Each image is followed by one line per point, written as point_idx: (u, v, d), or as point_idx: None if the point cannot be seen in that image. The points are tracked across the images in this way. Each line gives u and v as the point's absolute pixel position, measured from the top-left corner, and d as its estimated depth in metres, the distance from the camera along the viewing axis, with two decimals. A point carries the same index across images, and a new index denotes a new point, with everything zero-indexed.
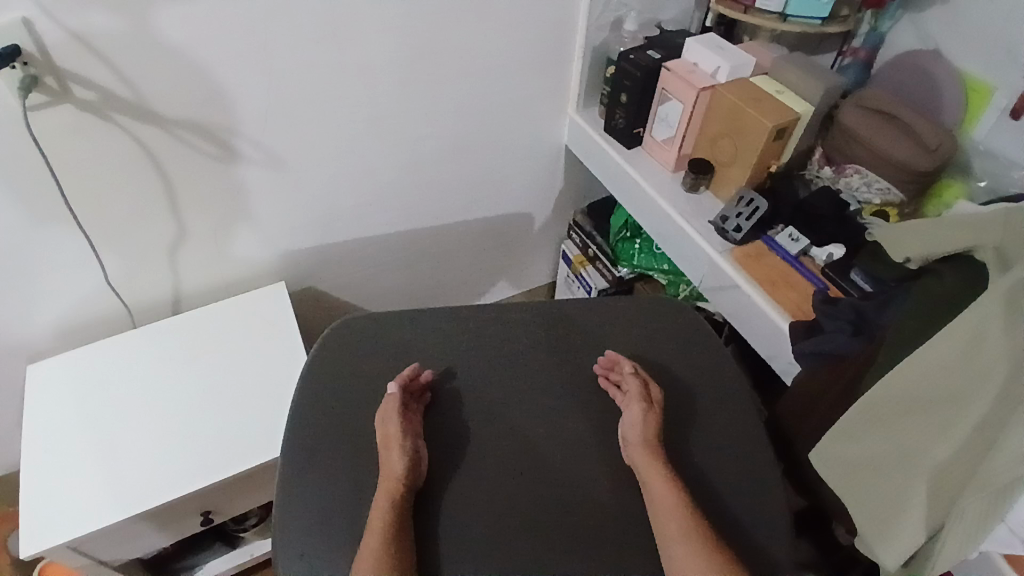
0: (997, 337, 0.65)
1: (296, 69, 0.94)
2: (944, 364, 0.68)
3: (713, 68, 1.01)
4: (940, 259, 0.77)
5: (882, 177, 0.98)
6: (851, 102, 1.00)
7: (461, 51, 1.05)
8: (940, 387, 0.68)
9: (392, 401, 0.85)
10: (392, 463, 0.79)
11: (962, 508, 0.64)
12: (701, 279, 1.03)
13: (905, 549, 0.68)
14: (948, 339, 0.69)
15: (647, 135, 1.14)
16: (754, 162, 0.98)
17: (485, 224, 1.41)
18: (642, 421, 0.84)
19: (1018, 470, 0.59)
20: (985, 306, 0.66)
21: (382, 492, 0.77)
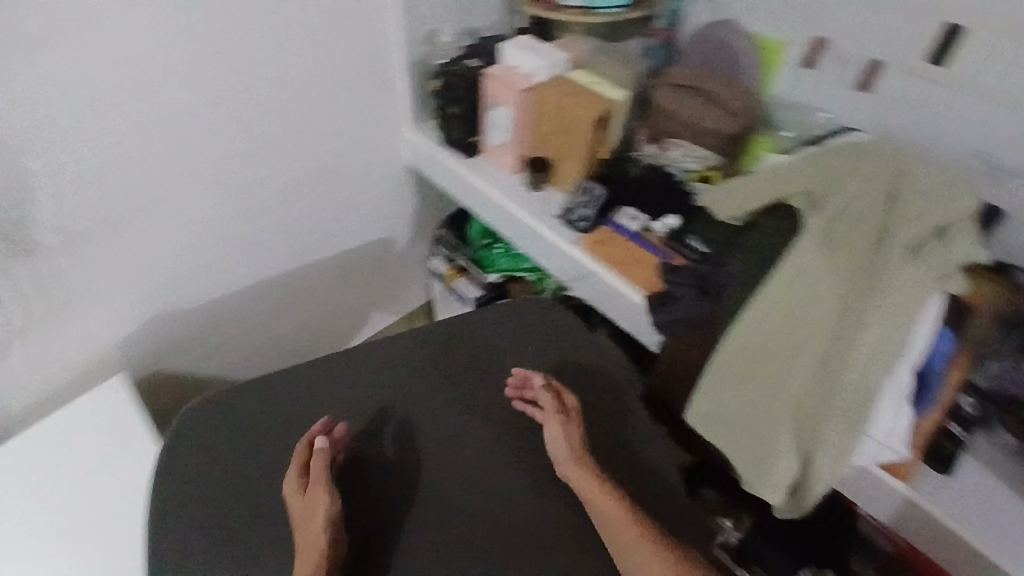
0: (823, 271, 0.73)
1: (91, 136, 0.90)
2: (784, 305, 0.75)
3: (531, 69, 1.04)
4: (758, 214, 0.84)
5: (699, 147, 1.04)
6: (660, 83, 1.06)
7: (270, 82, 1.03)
8: (786, 325, 0.75)
9: (317, 464, 0.79)
10: (315, 537, 0.74)
11: (826, 430, 0.72)
12: (562, 272, 1.06)
13: (784, 480, 0.74)
14: (781, 279, 0.75)
15: (484, 143, 1.15)
16: (585, 151, 1.02)
17: (347, 258, 1.37)
18: (566, 434, 0.84)
19: (864, 384, 0.70)
20: (807, 245, 0.74)
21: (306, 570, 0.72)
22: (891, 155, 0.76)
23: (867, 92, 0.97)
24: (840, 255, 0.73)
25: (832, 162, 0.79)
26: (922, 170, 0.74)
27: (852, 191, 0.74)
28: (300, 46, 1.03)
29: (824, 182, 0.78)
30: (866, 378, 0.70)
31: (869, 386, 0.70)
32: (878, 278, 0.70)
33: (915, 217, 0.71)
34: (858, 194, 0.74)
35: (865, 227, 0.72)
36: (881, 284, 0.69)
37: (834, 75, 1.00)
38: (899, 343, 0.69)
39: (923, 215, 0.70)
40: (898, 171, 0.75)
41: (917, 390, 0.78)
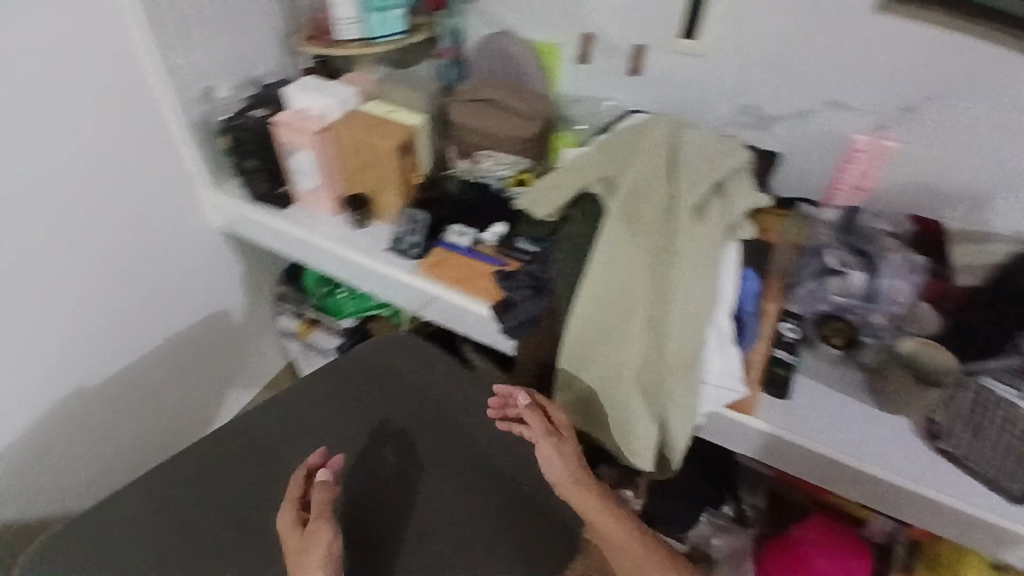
0: (630, 248, 0.79)
1: None
2: (607, 287, 0.81)
3: (323, 110, 1.02)
4: (568, 206, 0.89)
5: (506, 154, 1.07)
6: (453, 101, 1.08)
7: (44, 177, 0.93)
8: (614, 305, 0.81)
9: (320, 499, 0.76)
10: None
11: (669, 392, 0.78)
12: (407, 303, 1.04)
13: (648, 446, 0.81)
14: (598, 265, 0.81)
15: (292, 191, 1.11)
16: (397, 179, 1.01)
17: (181, 340, 1.26)
18: (561, 456, 0.80)
19: (688, 344, 0.77)
20: (613, 227, 0.80)
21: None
22: (663, 128, 0.84)
23: (637, 76, 1.06)
24: (640, 227, 0.80)
25: (618, 145, 0.87)
26: (690, 137, 0.83)
27: (637, 167, 0.82)
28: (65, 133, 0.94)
29: (615, 167, 0.84)
30: (690, 338, 0.77)
31: (694, 345, 0.77)
32: (674, 239, 0.77)
33: (692, 180, 0.79)
34: (642, 169, 0.82)
35: (654, 197, 0.80)
36: (678, 245, 0.77)
37: (606, 67, 1.08)
38: (706, 294, 0.77)
39: (697, 176, 0.79)
40: (669, 142, 0.83)
41: (741, 330, 0.85)
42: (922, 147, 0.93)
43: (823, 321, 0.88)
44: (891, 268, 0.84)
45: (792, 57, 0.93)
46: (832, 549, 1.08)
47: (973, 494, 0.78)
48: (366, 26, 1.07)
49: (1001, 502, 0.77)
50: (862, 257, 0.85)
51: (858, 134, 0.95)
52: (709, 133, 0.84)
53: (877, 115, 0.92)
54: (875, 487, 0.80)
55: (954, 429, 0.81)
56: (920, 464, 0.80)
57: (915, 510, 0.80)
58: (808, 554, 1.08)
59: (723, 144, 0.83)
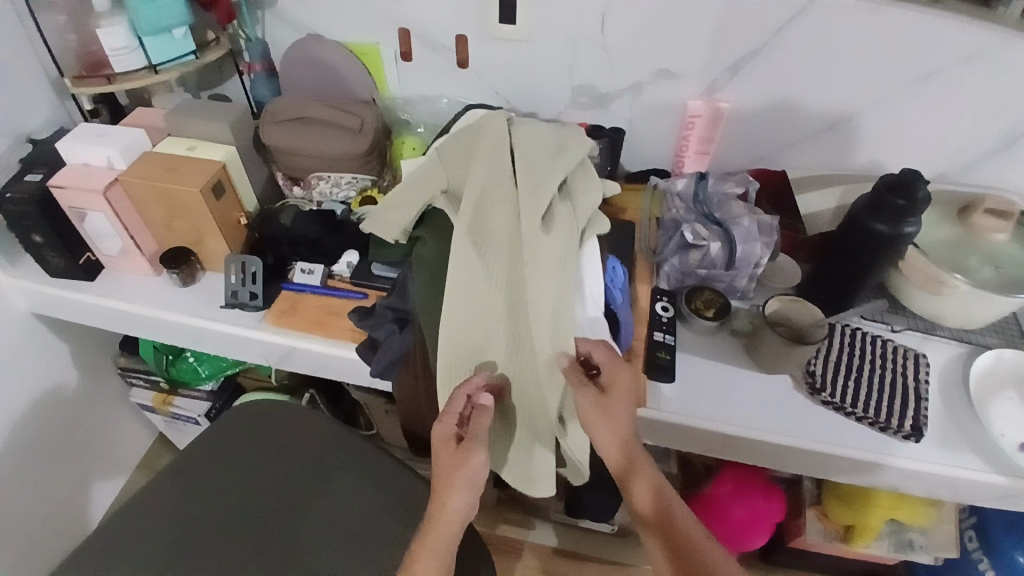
0: (479, 268, 0.73)
1: None
2: (469, 314, 0.74)
3: (105, 159, 0.87)
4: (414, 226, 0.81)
5: (342, 173, 0.98)
6: (266, 123, 0.96)
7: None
8: (478, 332, 0.74)
9: (481, 426, 0.69)
10: (455, 503, 0.67)
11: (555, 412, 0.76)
12: (264, 358, 0.92)
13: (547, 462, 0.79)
14: (455, 291, 0.73)
15: (100, 256, 0.95)
16: (218, 226, 0.89)
17: (16, 452, 1.08)
18: (600, 420, 0.70)
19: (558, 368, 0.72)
20: (461, 247, 0.73)
21: (440, 537, 0.66)
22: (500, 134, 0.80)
23: (467, 70, 0.99)
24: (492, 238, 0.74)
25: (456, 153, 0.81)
26: (527, 139, 0.79)
27: (480, 174, 0.75)
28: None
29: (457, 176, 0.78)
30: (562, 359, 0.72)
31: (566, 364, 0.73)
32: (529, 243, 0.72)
33: (539, 182, 0.75)
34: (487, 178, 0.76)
35: (503, 206, 0.75)
36: (532, 257, 0.72)
37: (431, 65, 1.00)
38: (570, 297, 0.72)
39: (542, 178, 0.75)
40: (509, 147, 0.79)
41: (615, 328, 0.81)
42: (756, 105, 0.93)
43: (693, 293, 0.88)
44: (741, 233, 0.85)
45: (620, 33, 0.89)
46: (746, 492, 1.11)
47: (857, 437, 0.81)
48: (148, 50, 0.92)
49: (883, 440, 0.80)
50: (715, 224, 0.86)
51: (691, 99, 0.94)
52: (545, 136, 0.81)
53: (707, 79, 0.92)
54: (770, 452, 0.82)
55: (831, 378, 0.84)
56: (809, 417, 0.82)
57: (811, 464, 0.82)
58: (726, 502, 1.12)
59: (561, 144, 0.81)
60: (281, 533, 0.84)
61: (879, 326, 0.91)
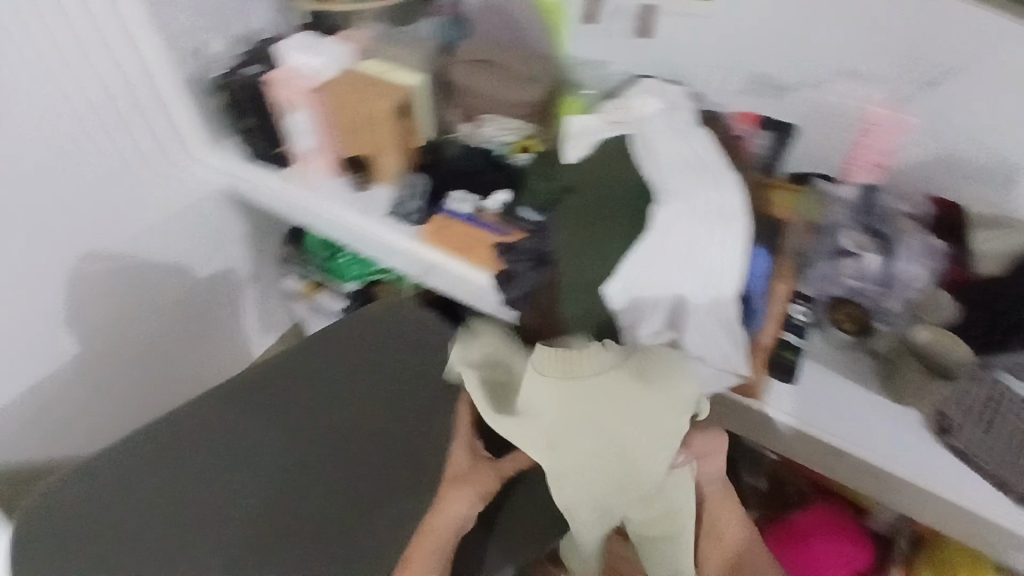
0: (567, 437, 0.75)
1: None
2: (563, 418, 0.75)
3: (317, 68, 0.98)
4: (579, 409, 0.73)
5: (510, 120, 1.02)
6: (456, 61, 1.02)
7: (19, 127, 0.95)
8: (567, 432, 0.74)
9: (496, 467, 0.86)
10: (450, 512, 0.80)
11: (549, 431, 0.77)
12: (408, 269, 1.03)
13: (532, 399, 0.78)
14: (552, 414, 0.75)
15: (291, 152, 1.08)
16: (398, 143, 1.00)
17: (183, 301, 1.28)
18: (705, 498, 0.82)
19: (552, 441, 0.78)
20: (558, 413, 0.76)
21: (433, 538, 0.78)
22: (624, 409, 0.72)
23: (648, 39, 1.01)
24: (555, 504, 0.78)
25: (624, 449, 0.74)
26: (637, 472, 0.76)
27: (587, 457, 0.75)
28: (38, 89, 0.96)
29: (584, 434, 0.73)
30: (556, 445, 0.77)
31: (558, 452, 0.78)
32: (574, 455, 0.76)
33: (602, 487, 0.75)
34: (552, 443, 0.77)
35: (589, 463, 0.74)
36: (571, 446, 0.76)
37: (609, 28, 1.03)
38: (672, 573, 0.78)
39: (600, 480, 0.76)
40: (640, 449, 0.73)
41: (750, 313, 0.81)
42: (951, 123, 0.86)
43: (834, 304, 0.87)
44: (907, 251, 0.84)
45: (805, 22, 0.88)
46: (829, 527, 1.07)
47: (971, 487, 0.78)
48: None
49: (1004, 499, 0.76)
50: (877, 237, 0.85)
51: (871, 106, 0.90)
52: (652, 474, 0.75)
53: (891, 88, 0.87)
54: (867, 474, 0.81)
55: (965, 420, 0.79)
56: (924, 454, 0.80)
57: (912, 500, 0.81)
58: (808, 531, 1.07)
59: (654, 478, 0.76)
60: (374, 425, 0.93)
61: (1023, 384, 0.84)
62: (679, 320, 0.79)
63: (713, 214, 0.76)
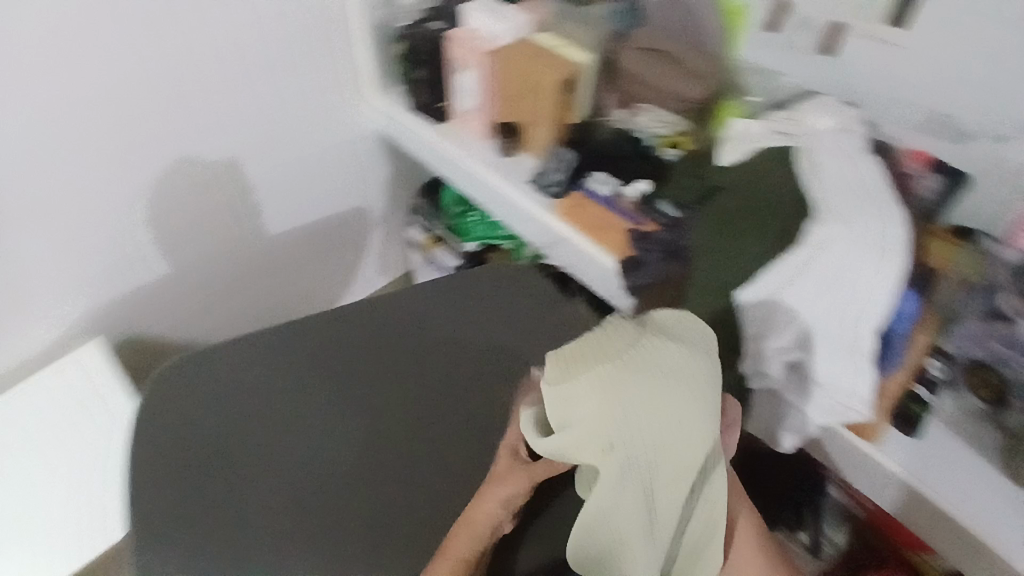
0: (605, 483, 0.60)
1: (55, 102, 0.92)
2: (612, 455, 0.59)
3: (493, 30, 1.02)
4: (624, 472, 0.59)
5: (668, 112, 1.04)
6: (627, 45, 1.05)
7: (219, 40, 1.03)
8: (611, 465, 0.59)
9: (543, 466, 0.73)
10: (483, 508, 0.73)
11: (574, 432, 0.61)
12: (534, 238, 1.07)
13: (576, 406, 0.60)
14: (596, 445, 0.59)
15: (452, 108, 1.14)
16: (554, 116, 1.01)
17: (317, 226, 1.38)
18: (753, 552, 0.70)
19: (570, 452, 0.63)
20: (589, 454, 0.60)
21: (467, 531, 0.72)
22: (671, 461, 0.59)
23: (830, 56, 0.98)
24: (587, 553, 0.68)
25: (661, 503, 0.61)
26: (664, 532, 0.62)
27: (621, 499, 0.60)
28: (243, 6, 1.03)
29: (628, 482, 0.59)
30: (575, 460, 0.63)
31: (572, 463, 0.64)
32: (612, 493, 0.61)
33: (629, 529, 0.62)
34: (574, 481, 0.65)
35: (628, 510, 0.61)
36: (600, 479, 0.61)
37: (791, 41, 1.01)
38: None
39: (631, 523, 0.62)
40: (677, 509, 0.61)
41: (886, 354, 0.80)
42: None
43: (973, 370, 0.80)
44: None
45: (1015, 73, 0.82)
46: None
47: None
48: None
49: None
50: None
51: None
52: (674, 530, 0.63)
53: None
54: (965, 545, 0.79)
55: None
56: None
57: None
58: None
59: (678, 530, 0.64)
60: (470, 374, 0.96)
61: None
62: (809, 343, 0.78)
63: (868, 245, 0.73)
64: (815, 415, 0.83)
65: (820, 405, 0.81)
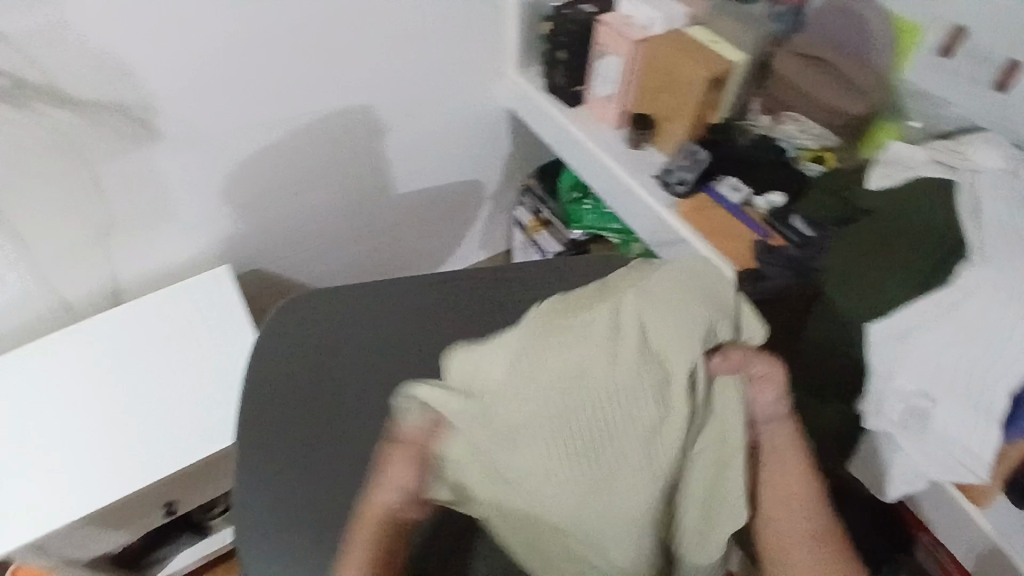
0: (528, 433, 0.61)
1: (225, 44, 0.93)
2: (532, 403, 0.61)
3: (646, 19, 1.02)
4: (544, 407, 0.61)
5: (818, 125, 1.01)
6: (784, 50, 1.02)
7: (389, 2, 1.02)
8: (535, 410, 0.61)
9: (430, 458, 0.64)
10: (381, 502, 0.64)
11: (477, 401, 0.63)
12: (650, 236, 1.04)
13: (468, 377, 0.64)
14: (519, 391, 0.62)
15: (588, 93, 1.14)
16: (693, 112, 0.99)
17: (434, 195, 1.39)
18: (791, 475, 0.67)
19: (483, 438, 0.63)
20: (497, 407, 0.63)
21: (367, 528, 0.64)
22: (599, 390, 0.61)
23: (1003, 95, 0.88)
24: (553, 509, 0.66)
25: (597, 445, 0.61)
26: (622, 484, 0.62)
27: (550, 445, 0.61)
28: None
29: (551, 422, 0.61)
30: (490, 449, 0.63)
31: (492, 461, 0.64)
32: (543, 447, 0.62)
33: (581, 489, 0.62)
34: (498, 474, 0.65)
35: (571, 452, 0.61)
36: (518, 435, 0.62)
37: (964, 70, 0.92)
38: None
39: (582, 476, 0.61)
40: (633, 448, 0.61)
41: (1016, 416, 0.71)
42: None
43: None
44: None
45: None
46: None
47: None
48: None
49: None
50: None
51: None
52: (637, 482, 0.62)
53: None
54: None
55: None
56: None
57: None
58: None
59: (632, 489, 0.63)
60: None
61: None
62: (935, 391, 0.73)
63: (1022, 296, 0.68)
64: (927, 467, 0.77)
65: (933, 459, 0.76)
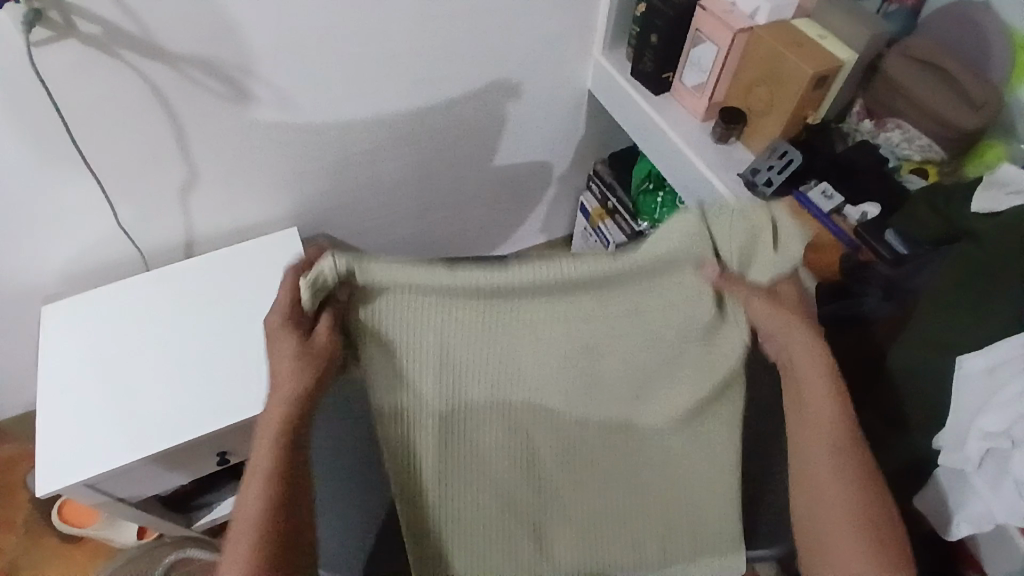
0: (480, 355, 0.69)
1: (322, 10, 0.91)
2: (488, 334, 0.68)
3: (753, 8, 0.97)
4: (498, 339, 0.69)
5: (924, 135, 0.95)
6: (897, 51, 0.95)
7: None
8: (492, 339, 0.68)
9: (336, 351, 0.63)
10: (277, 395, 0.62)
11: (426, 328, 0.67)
12: None
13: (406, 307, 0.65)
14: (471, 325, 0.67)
15: (678, 80, 1.09)
16: (793, 109, 0.94)
17: (503, 174, 1.37)
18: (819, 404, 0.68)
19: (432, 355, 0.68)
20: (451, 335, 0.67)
21: (271, 423, 0.63)
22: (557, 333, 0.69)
23: None
24: (513, 401, 0.73)
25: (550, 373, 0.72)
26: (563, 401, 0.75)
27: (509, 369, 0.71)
28: None
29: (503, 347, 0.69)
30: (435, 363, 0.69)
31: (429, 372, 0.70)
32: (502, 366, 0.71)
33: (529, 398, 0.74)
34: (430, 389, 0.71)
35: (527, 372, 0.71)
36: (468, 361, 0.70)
37: None
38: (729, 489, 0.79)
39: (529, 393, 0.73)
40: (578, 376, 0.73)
41: None
42: None
43: None
44: None
45: None
46: None
47: None
48: None
49: None
50: None
51: None
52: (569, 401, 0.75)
53: None
54: None
55: None
56: None
57: None
58: None
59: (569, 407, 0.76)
60: None
61: None
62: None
63: None
64: (995, 511, 0.68)
65: (1005, 504, 0.67)
